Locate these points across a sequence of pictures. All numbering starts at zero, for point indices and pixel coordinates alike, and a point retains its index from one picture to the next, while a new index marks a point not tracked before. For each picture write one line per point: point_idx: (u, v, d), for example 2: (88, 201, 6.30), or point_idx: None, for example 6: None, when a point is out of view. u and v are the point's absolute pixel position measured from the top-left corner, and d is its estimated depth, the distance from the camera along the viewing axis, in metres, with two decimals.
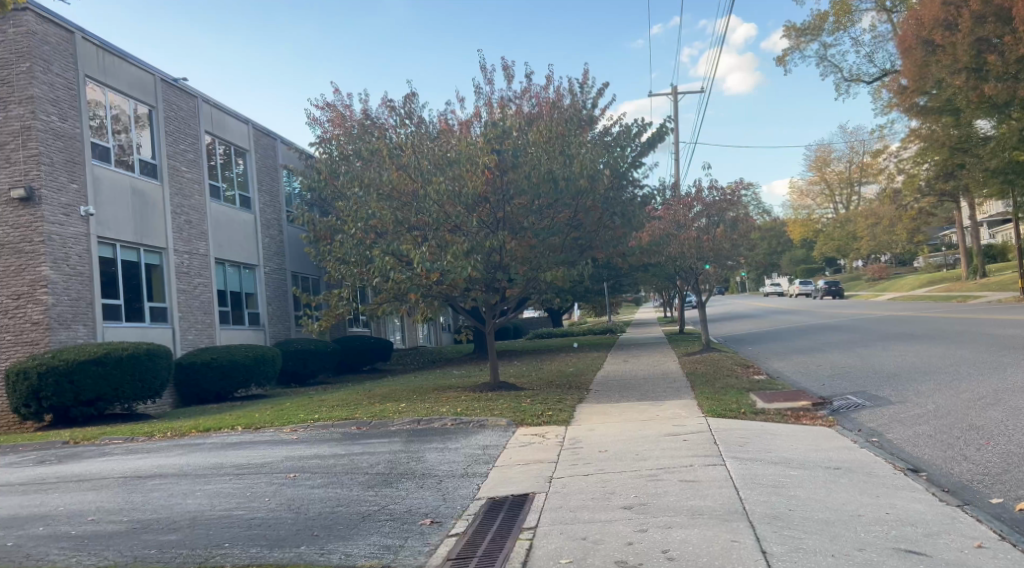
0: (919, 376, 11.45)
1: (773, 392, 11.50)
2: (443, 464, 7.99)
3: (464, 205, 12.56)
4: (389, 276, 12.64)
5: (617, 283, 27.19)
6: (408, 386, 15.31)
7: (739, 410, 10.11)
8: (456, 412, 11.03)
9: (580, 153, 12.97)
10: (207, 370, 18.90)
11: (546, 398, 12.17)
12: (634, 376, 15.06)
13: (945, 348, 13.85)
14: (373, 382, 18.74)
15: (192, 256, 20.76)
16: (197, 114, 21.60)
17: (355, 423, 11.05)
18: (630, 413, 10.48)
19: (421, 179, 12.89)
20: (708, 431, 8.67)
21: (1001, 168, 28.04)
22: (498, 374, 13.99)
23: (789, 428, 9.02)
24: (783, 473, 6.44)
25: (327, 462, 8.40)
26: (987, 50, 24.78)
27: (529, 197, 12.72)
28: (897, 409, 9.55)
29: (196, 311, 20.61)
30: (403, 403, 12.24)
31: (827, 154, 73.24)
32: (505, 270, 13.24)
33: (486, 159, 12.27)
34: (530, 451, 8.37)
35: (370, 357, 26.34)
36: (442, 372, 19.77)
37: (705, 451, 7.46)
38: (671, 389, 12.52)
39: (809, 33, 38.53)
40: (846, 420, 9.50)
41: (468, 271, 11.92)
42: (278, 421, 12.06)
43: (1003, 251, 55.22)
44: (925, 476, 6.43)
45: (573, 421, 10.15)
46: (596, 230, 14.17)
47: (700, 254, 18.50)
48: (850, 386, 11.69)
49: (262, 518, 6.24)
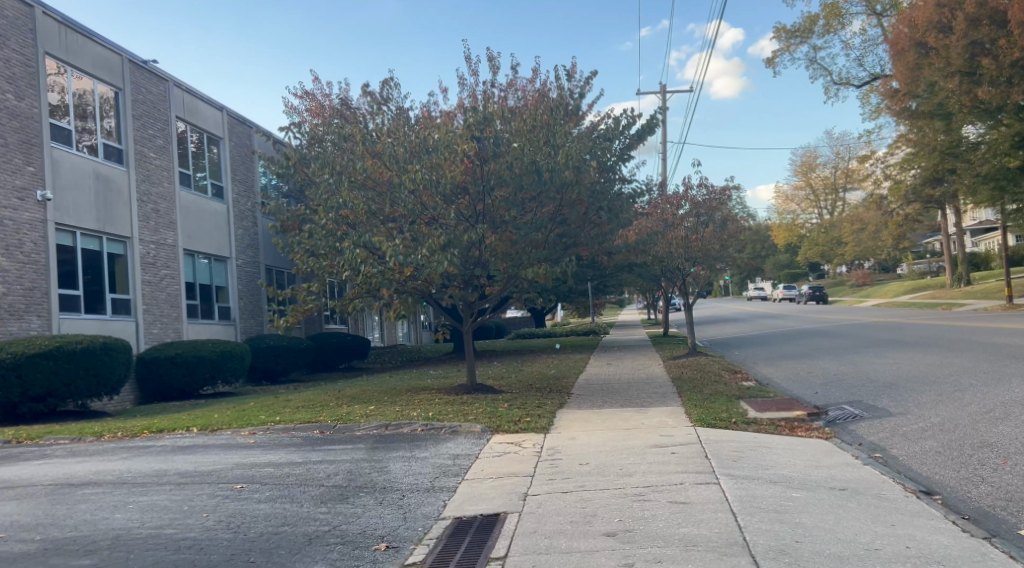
0: (918, 385, 10.86)
1: (765, 400, 10.85)
2: (408, 476, 7.24)
3: (442, 195, 11.87)
4: (360, 270, 11.83)
5: (601, 283, 26.59)
6: (381, 386, 14.56)
7: (730, 420, 9.44)
8: (426, 416, 10.28)
9: (565, 143, 12.17)
10: (171, 366, 18.02)
11: (524, 402, 11.43)
12: (619, 380, 14.39)
13: (942, 357, 13.30)
14: (346, 381, 17.95)
15: (160, 247, 19.84)
16: (167, 99, 20.68)
17: (318, 427, 10.27)
18: (614, 421, 9.79)
19: (396, 167, 12.20)
20: (698, 443, 7.98)
21: (991, 174, 27.71)
22: (475, 376, 13.24)
23: (784, 440, 8.36)
24: (784, 495, 5.76)
25: (279, 472, 7.62)
26: (980, 54, 24.41)
27: (511, 188, 11.95)
28: (898, 421, 8.93)
29: (162, 304, 19.69)
30: (372, 406, 11.47)
31: (813, 159, 73.24)
32: (483, 266, 12.49)
33: (465, 147, 11.59)
34: (504, 463, 7.65)
35: (347, 355, 25.47)
36: (418, 372, 18.99)
37: (696, 467, 6.77)
38: (657, 395, 11.85)
39: (799, 35, 38.09)
40: (844, 432, 8.87)
41: (444, 266, 11.16)
42: (236, 422, 11.24)
43: (987, 259, 55.25)
44: (940, 500, 5.81)
45: (552, 429, 9.45)
46: (581, 226, 13.32)
47: (687, 254, 17.93)
48: (846, 395, 11.08)
49: (196, 539, 5.46)
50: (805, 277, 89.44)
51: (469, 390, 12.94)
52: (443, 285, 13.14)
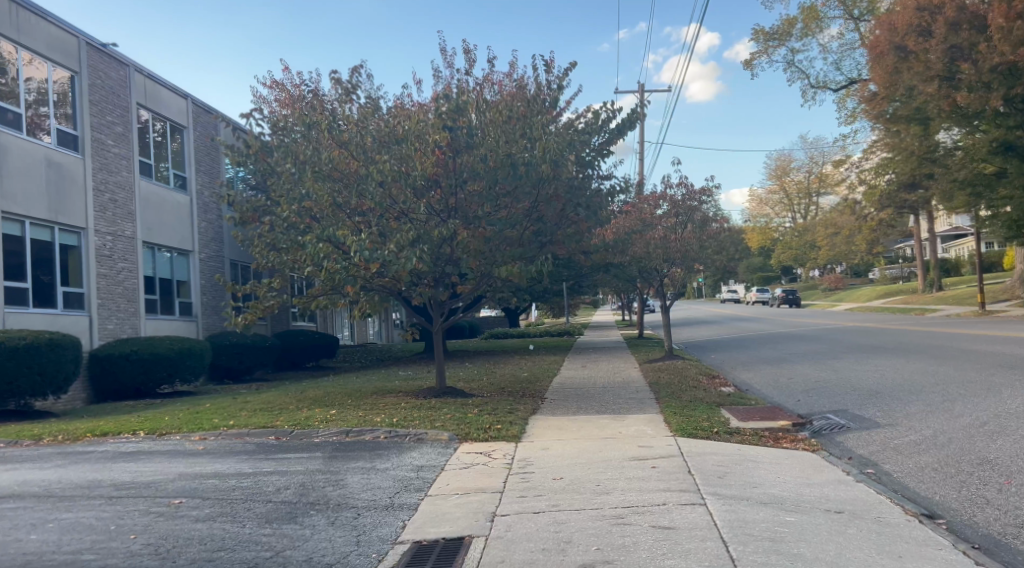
0: (904, 394, 10.47)
1: (746, 408, 10.38)
2: (366, 491, 6.62)
3: (413, 189, 11.23)
4: (324, 265, 11.14)
5: (577, 283, 26.14)
6: (345, 388, 13.88)
7: (711, 430, 8.93)
8: (390, 422, 9.63)
9: (543, 136, 11.55)
10: (125, 364, 17.16)
11: (495, 407, 10.83)
12: (594, 384, 13.88)
13: (925, 364, 12.99)
14: (310, 382, 17.23)
15: (117, 239, 18.93)
16: (128, 85, 19.74)
17: (273, 432, 9.58)
18: (589, 429, 9.23)
19: (364, 158, 11.52)
20: (679, 456, 7.44)
21: (968, 179, 27.69)
22: (444, 379, 12.61)
23: (770, 453, 7.86)
24: (777, 520, 5.25)
25: (224, 485, 6.93)
26: (960, 60, 24.33)
27: (485, 182, 11.33)
28: (888, 433, 8.49)
29: (119, 298, 18.78)
30: (334, 410, 10.79)
31: (787, 163, 73.60)
32: (455, 263, 11.86)
33: (437, 138, 10.98)
34: (471, 477, 7.05)
35: (315, 353, 24.67)
36: (386, 373, 18.32)
37: (679, 484, 6.22)
38: (634, 401, 11.35)
39: (777, 38, 37.96)
40: (831, 444, 8.42)
41: (413, 263, 10.52)
42: (187, 426, 10.50)
43: (958, 266, 55.83)
44: (944, 525, 5.34)
45: (524, 438, 8.87)
46: (558, 222, 12.66)
47: (665, 255, 17.48)
48: (830, 404, 10.65)
49: (117, 566, 4.78)
50: (778, 280, 90.05)
51: (438, 394, 12.30)
52: (412, 283, 12.47)
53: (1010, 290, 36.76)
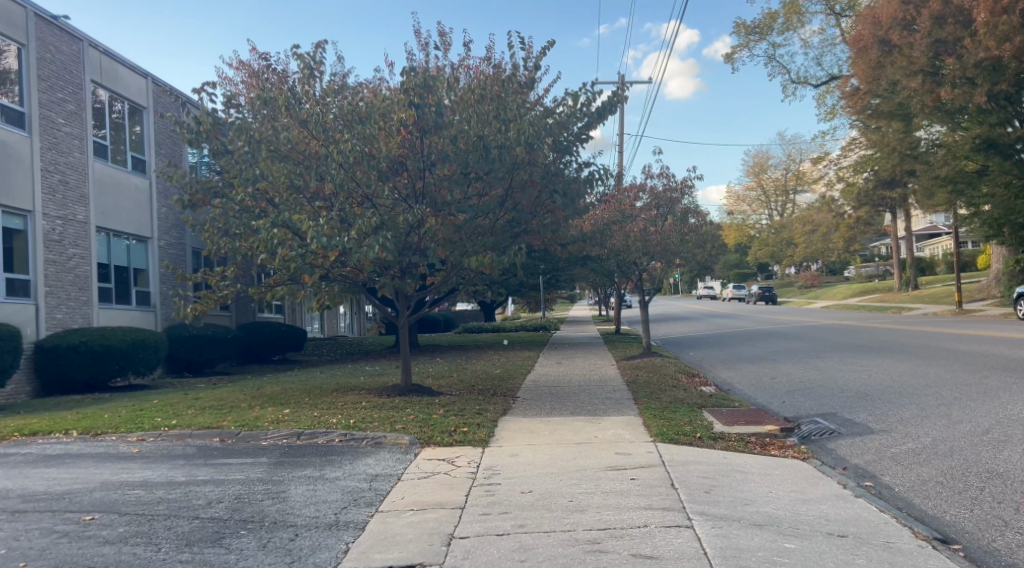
0: (896, 397, 9.89)
1: (730, 410, 9.74)
2: (308, 506, 5.83)
3: (377, 171, 10.46)
4: (279, 253, 10.26)
5: (554, 277, 25.55)
6: (304, 386, 13.03)
7: (694, 434, 8.26)
8: (347, 424, 8.84)
9: (518, 116, 10.73)
10: (74, 356, 16.19)
11: (462, 408, 10.07)
12: (568, 382, 13.18)
13: (914, 364, 12.45)
14: (272, 377, 16.35)
15: (68, 223, 17.84)
16: (82, 60, 18.64)
17: (218, 434, 8.76)
18: (562, 433, 8.52)
19: (325, 137, 10.67)
20: (661, 465, 6.75)
21: (951, 176, 27.23)
22: (410, 376, 11.83)
23: (759, 463, 7.22)
24: (777, 546, 4.58)
25: (149, 496, 6.10)
26: (944, 54, 23.98)
27: (454, 165, 10.54)
28: (883, 441, 7.88)
29: (69, 285, 17.70)
30: (288, 409, 9.96)
31: (765, 160, 73.52)
32: (422, 253, 11.07)
33: (402, 116, 10.18)
34: (430, 488, 6.31)
35: (281, 346, 23.73)
36: (353, 368, 17.46)
37: (661, 500, 5.51)
38: (611, 401, 10.67)
39: (758, 31, 37.51)
40: (823, 452, 7.81)
41: (374, 251, 9.69)
42: (126, 425, 9.62)
43: (932, 264, 56.04)
44: (962, 552, 4.72)
45: (492, 442, 8.13)
46: (534, 210, 11.73)
47: (645, 248, 16.76)
48: (818, 407, 10.04)
49: None
50: (754, 277, 90.22)
51: (404, 392, 11.52)
52: (376, 273, 11.65)
53: (986, 290, 36.74)
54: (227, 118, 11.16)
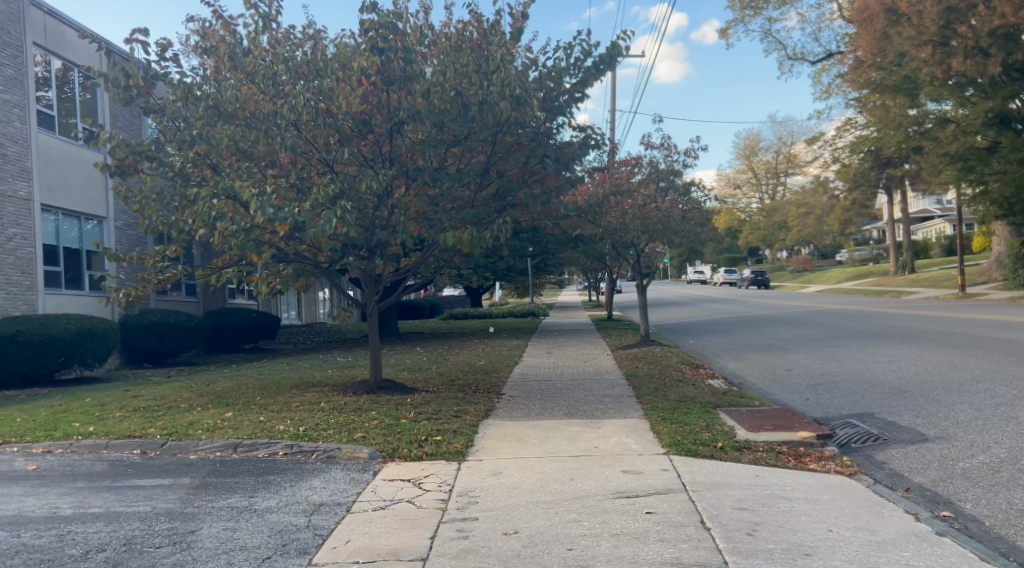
0: (941, 395, 8.53)
1: (750, 410, 8.33)
2: (216, 559, 4.30)
3: (337, 133, 8.89)
4: (219, 229, 8.64)
5: (543, 260, 24.11)
6: (261, 382, 11.47)
7: (715, 444, 6.82)
8: (296, 432, 7.32)
9: (503, 67, 9.11)
10: (11, 347, 14.35)
11: (439, 410, 8.55)
12: (560, 375, 11.73)
13: (946, 355, 11.14)
14: (232, 369, 14.78)
15: (7, 200, 15.98)
16: (23, 21, 16.79)
17: (141, 444, 7.19)
18: (555, 442, 7.07)
19: (276, 91, 9.07)
20: (680, 491, 5.32)
21: (960, 153, 25.87)
22: (380, 372, 10.32)
23: (800, 484, 5.82)
24: None
25: (9, 544, 4.55)
26: (956, 22, 22.51)
27: (428, 124, 8.93)
28: (944, 451, 6.53)
29: (10, 269, 15.90)
30: (231, 412, 8.42)
31: (755, 142, 72.14)
32: (391, 230, 9.49)
33: (363, 63, 8.62)
34: (385, 527, 4.81)
35: (253, 333, 22.12)
36: (323, 359, 15.95)
37: (693, 551, 4.07)
38: (611, 399, 9.25)
39: (753, 6, 35.89)
40: (872, 465, 6.44)
41: (331, 224, 8.10)
42: (36, 432, 8.03)
43: (927, 248, 55.08)
44: None
45: (470, 456, 6.65)
46: (522, 182, 9.89)
47: (644, 225, 15.25)
48: (851, 406, 8.66)
49: None
50: (745, 261, 88.89)
51: (372, 389, 10.01)
52: (341, 252, 10.09)
53: (987, 273, 35.75)
54: (166, 73, 9.29)
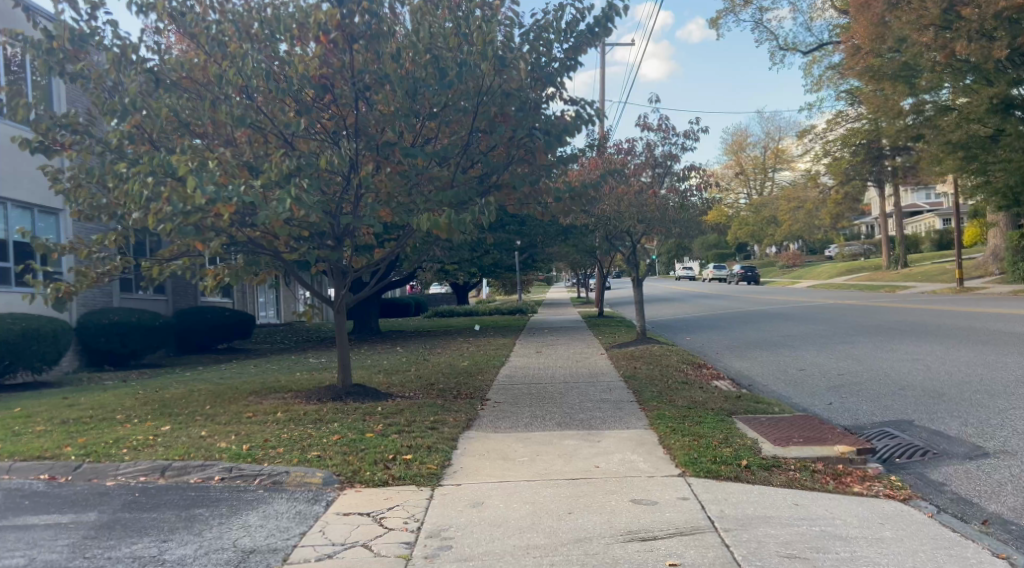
0: (987, 399, 7.50)
1: (772, 419, 7.22)
2: None
3: (293, 100, 7.69)
4: (154, 211, 7.39)
5: (531, 254, 22.95)
6: (216, 388, 10.22)
7: (738, 463, 5.68)
8: (239, 451, 6.12)
9: (484, 24, 7.92)
10: None
11: (413, 421, 7.36)
12: (551, 377, 10.59)
13: (976, 352, 10.13)
14: (194, 373, 13.50)
15: None
16: None
17: (50, 468, 5.97)
18: (547, 461, 5.92)
19: (222, 52, 7.88)
20: (709, 531, 4.18)
21: (963, 142, 24.93)
22: (349, 377, 9.12)
23: (853, 515, 4.69)
24: None
25: None
26: (960, 5, 21.45)
27: (398, 88, 7.72)
28: (1015, 469, 5.45)
29: None
30: (168, 427, 7.18)
31: (744, 138, 71.16)
32: (359, 214, 8.26)
33: (319, 17, 7.44)
34: None
35: (224, 333, 20.78)
36: (295, 360, 14.72)
37: None
38: (609, 406, 8.13)
39: None
40: (930, 486, 5.34)
41: (283, 206, 6.87)
42: None
43: (917, 243, 54.40)
44: None
45: (447, 482, 5.47)
46: (510, 160, 8.67)
47: (639, 213, 14.12)
48: (884, 412, 7.58)
49: None
50: (733, 257, 88.03)
51: (338, 396, 8.81)
52: (303, 242, 8.88)
53: (983, 266, 34.95)
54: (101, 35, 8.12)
